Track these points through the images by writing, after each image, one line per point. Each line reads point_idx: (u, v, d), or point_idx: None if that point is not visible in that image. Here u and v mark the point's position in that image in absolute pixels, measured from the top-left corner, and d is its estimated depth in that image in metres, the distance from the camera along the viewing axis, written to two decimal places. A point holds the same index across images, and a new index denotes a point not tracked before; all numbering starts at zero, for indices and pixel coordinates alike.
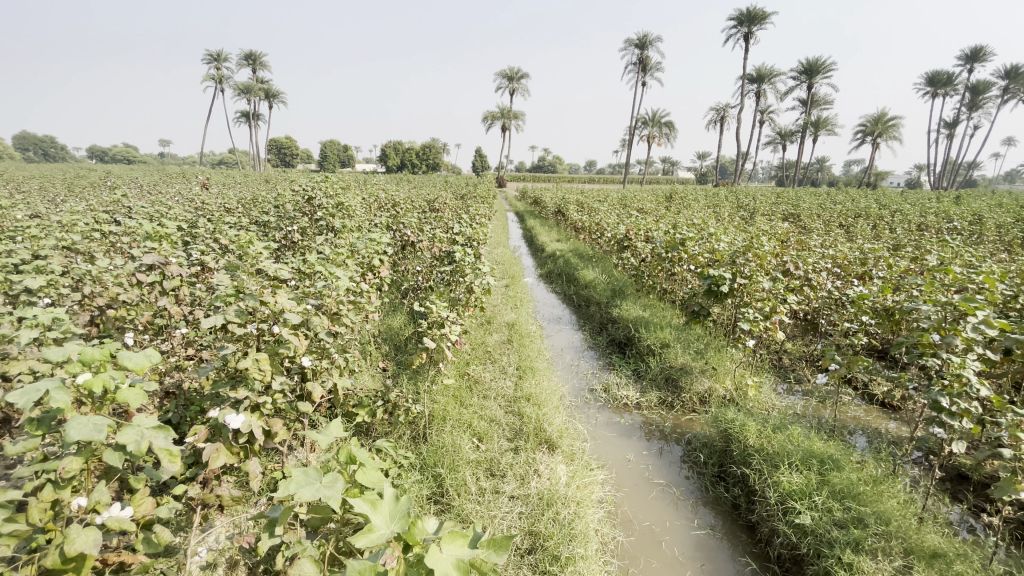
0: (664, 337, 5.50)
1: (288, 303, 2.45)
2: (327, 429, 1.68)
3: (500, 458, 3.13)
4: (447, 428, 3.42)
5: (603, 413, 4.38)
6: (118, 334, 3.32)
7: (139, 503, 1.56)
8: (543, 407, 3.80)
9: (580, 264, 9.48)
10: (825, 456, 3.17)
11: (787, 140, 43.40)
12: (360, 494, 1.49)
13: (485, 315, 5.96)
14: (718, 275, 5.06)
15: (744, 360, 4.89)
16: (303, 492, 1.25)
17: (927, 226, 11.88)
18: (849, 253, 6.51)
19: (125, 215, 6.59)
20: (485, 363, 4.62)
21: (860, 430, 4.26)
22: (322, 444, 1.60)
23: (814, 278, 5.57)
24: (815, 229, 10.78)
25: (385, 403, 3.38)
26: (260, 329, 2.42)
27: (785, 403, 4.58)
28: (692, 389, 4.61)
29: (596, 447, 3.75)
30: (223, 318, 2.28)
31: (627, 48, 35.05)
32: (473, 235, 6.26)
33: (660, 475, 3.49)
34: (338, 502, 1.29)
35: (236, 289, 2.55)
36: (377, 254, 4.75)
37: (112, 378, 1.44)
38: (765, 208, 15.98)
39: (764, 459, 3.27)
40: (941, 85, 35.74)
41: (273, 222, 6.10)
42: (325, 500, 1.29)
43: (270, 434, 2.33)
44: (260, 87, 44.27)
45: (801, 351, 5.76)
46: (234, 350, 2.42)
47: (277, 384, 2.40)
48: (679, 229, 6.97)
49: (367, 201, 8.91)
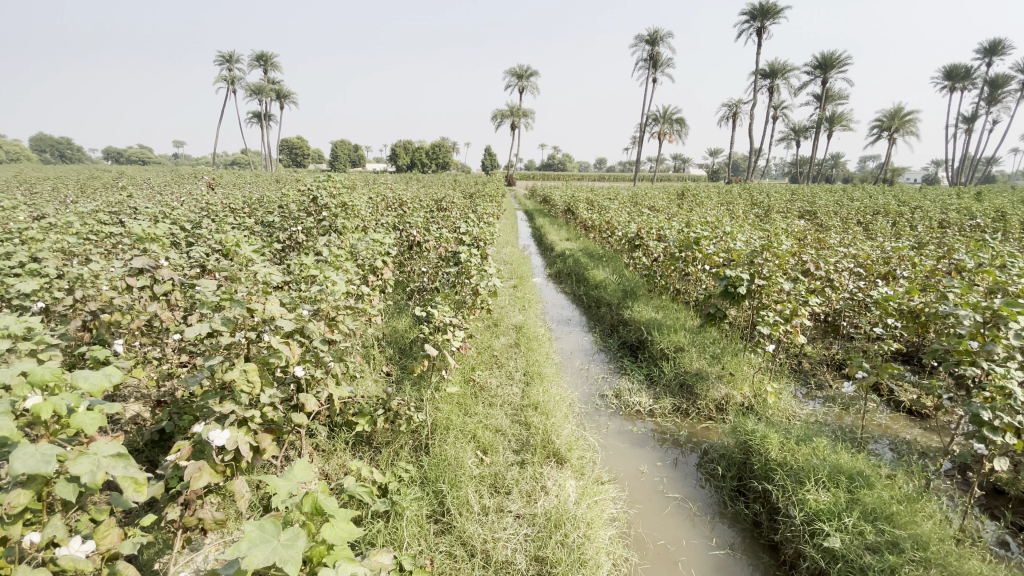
0: (677, 340, 5.29)
1: (278, 310, 2.29)
2: (290, 472, 1.51)
3: (505, 473, 2.96)
4: (451, 439, 3.26)
5: (614, 421, 4.20)
6: (110, 340, 3.20)
7: (104, 535, 1.42)
8: (551, 417, 3.62)
9: (590, 263, 9.28)
10: (854, 471, 2.95)
11: (801, 136, 42.72)
12: (332, 547, 1.34)
13: (493, 317, 5.80)
14: (734, 276, 4.84)
15: (763, 365, 4.68)
16: (254, 556, 1.11)
17: (948, 223, 11.50)
18: (872, 252, 6.23)
19: (129, 216, 6.52)
20: (491, 368, 4.46)
21: (888, 440, 4.03)
22: (282, 496, 1.42)
23: (836, 278, 5.33)
24: (832, 228, 10.47)
25: (387, 412, 3.24)
26: (249, 337, 2.27)
27: (806, 410, 4.37)
28: (708, 396, 4.40)
29: (608, 458, 3.56)
30: (209, 326, 2.13)
31: (638, 44, 34.46)
32: (480, 235, 6.09)
33: (676, 489, 3.30)
34: (295, 563, 1.15)
35: (224, 296, 2.40)
36: (380, 255, 4.61)
37: (65, 402, 1.30)
38: (780, 206, 15.63)
39: (788, 474, 3.06)
40: (960, 78, 34.83)
41: (277, 223, 5.99)
42: (281, 561, 1.15)
43: (259, 451, 2.19)
44: (271, 88, 44.54)
45: (821, 355, 5.53)
46: (221, 361, 2.28)
47: (266, 397, 2.25)
48: (693, 228, 6.74)
49: (373, 200, 8.78)
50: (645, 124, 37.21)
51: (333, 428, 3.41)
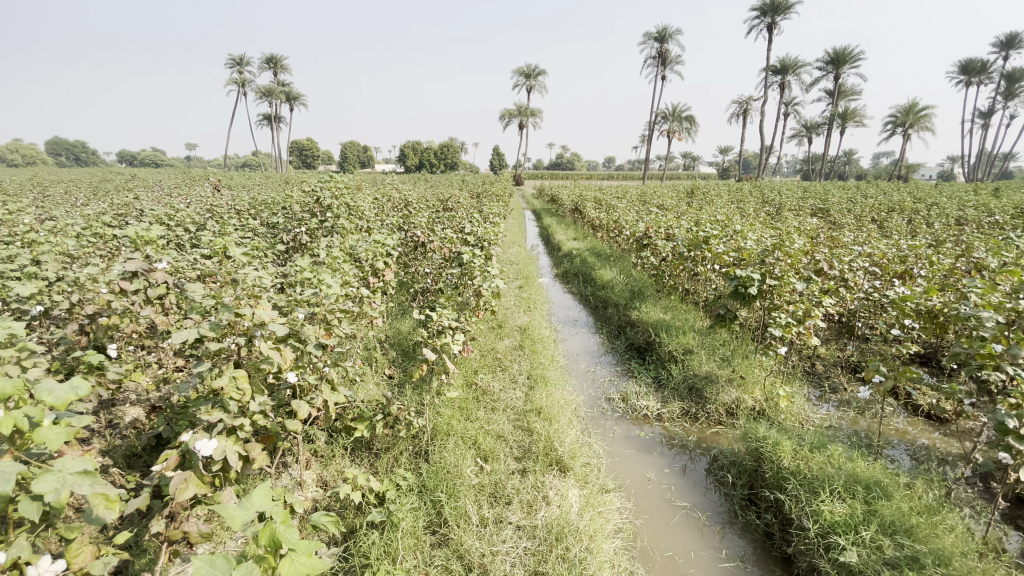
0: (686, 342, 5.16)
1: (269, 315, 2.22)
2: (248, 500, 1.50)
3: (505, 482, 2.87)
4: (451, 445, 3.17)
5: (620, 425, 4.09)
6: (107, 344, 3.15)
7: (75, 554, 1.35)
8: (555, 422, 3.52)
9: (598, 263, 9.15)
10: (871, 480, 2.82)
11: (813, 133, 42.17)
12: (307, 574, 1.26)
13: (497, 319, 5.71)
14: (745, 276, 4.71)
15: (775, 368, 4.54)
16: None
17: (966, 220, 11.22)
18: (888, 250, 6.05)
19: (135, 218, 6.51)
20: (494, 371, 4.37)
21: (905, 447, 3.88)
22: (237, 526, 1.42)
23: (850, 278, 5.17)
24: (846, 225, 10.25)
25: (386, 416, 3.16)
26: (239, 342, 2.20)
27: (819, 415, 4.23)
28: (718, 400, 4.28)
29: (613, 464, 3.46)
30: (197, 331, 2.06)
31: (647, 42, 34.16)
32: (484, 235, 6.00)
33: (684, 497, 3.19)
34: None
35: (214, 300, 2.33)
36: (382, 257, 4.53)
37: (28, 417, 1.22)
38: (792, 203, 15.37)
39: (801, 484, 2.93)
40: (976, 72, 34.12)
41: (280, 224, 5.95)
42: None
43: (249, 461, 2.12)
44: (281, 90, 44.82)
45: (835, 356, 5.37)
46: (210, 367, 2.21)
47: (256, 405, 2.18)
48: (702, 227, 6.59)
49: (378, 200, 8.73)
50: (654, 122, 36.92)
51: (332, 434, 3.35)
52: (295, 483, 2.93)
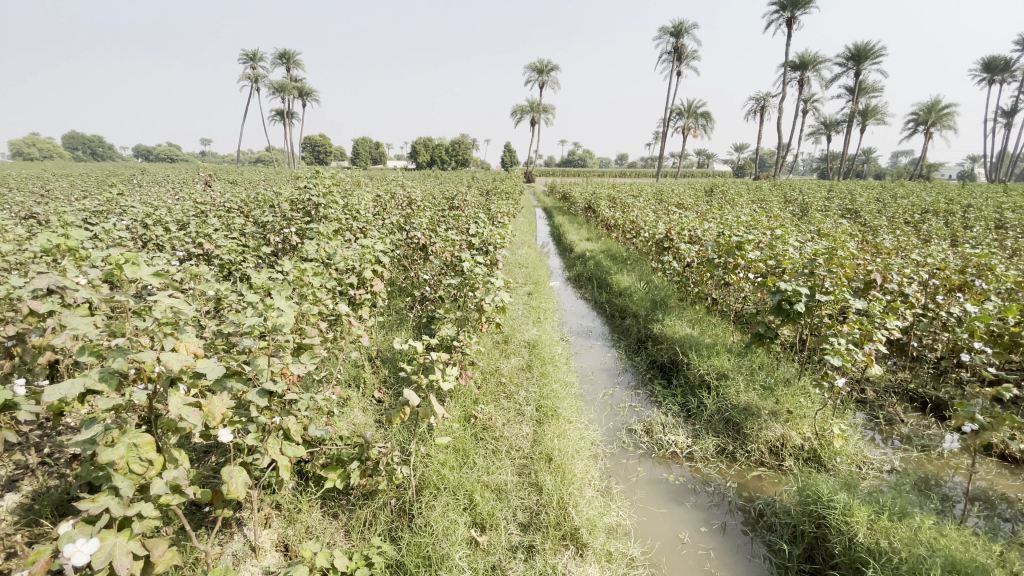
0: (720, 365, 4.49)
1: (185, 360, 1.63)
2: None
3: (506, 566, 2.29)
4: (440, 505, 2.58)
5: (643, 466, 3.47)
6: (29, 373, 2.59)
7: None
8: (569, 475, 2.90)
9: (613, 267, 8.50)
10: (974, 565, 2.18)
11: (833, 130, 40.96)
12: None
13: (503, 333, 5.10)
14: (791, 290, 3.97)
15: (826, 399, 3.87)
16: None
17: (1008, 223, 10.33)
18: (947, 257, 5.29)
19: (114, 215, 5.98)
20: (498, 399, 3.78)
21: (986, 499, 3.23)
22: None
23: (910, 293, 4.46)
24: (881, 229, 9.46)
25: (363, 463, 2.58)
26: (144, 396, 1.62)
27: (878, 457, 3.59)
28: (759, 437, 3.61)
29: (640, 524, 2.84)
30: (80, 385, 1.49)
31: (663, 37, 33.38)
32: (490, 239, 5.36)
33: (728, 569, 2.57)
34: None
35: (113, 338, 1.72)
36: (369, 265, 3.91)
37: None
38: (817, 204, 14.53)
39: (883, 570, 2.31)
40: (1004, 68, 32.80)
41: (267, 223, 5.37)
42: None
43: (152, 562, 1.56)
44: (294, 85, 44.38)
45: (887, 381, 4.71)
46: (107, 430, 1.63)
47: (164, 482, 1.60)
48: (734, 229, 5.88)
49: (379, 199, 8.14)
50: (668, 119, 36.05)
51: (301, 482, 2.77)
52: (248, 550, 2.36)
